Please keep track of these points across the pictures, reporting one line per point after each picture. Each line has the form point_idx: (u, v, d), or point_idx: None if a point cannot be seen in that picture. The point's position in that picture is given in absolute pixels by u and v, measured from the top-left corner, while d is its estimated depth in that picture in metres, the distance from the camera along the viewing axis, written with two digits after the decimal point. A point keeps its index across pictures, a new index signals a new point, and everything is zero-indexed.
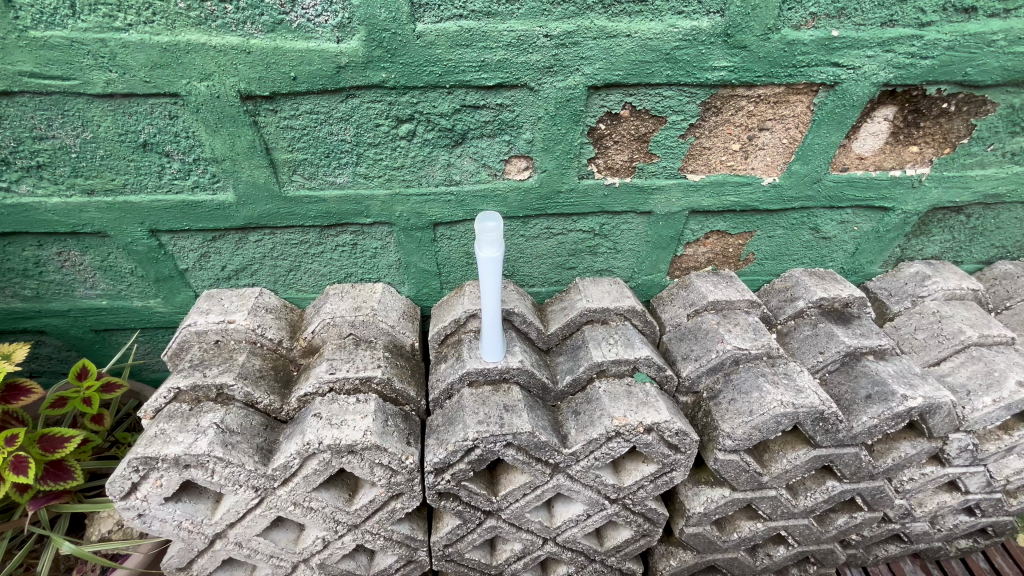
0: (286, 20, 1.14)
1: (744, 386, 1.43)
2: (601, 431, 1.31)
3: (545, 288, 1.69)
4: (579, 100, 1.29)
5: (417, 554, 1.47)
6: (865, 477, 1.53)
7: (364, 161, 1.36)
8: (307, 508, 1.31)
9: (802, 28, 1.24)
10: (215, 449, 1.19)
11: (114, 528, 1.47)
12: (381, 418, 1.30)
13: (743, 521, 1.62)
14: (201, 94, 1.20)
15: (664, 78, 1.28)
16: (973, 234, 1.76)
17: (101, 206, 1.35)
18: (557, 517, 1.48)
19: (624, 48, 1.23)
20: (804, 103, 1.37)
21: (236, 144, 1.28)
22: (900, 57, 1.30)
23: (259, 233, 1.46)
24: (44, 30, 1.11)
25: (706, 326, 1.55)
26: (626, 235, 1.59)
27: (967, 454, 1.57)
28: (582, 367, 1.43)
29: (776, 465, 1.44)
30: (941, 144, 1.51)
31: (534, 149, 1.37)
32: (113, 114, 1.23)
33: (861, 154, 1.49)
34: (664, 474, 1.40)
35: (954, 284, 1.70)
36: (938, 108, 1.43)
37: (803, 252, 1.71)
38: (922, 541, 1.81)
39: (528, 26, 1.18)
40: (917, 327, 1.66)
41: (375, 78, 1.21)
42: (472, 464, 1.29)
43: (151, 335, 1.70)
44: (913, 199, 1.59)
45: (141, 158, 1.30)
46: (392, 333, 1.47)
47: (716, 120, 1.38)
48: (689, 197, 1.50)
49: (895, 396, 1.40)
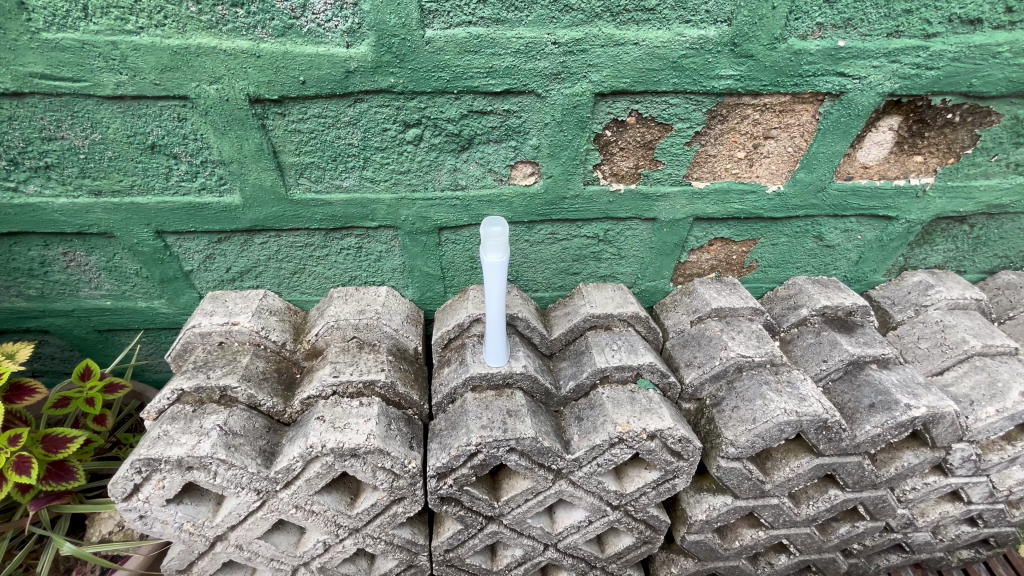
0: (296, 25, 1.14)
1: (748, 394, 1.43)
2: (604, 438, 1.31)
3: (548, 293, 1.69)
4: (585, 107, 1.30)
5: (418, 559, 1.47)
6: (867, 486, 1.53)
7: (370, 165, 1.36)
8: (308, 512, 1.31)
9: (808, 38, 1.25)
10: (218, 452, 1.19)
11: (115, 529, 1.47)
12: (384, 422, 1.30)
13: (744, 529, 1.61)
14: (210, 97, 1.20)
15: (670, 86, 1.28)
16: (976, 243, 1.77)
17: (108, 207, 1.36)
18: (558, 523, 1.48)
19: (631, 56, 1.23)
20: (809, 112, 1.38)
21: (243, 147, 1.29)
22: (905, 68, 1.30)
23: (265, 235, 1.46)
24: (55, 32, 1.11)
25: (709, 333, 1.55)
26: (630, 242, 1.59)
27: (970, 465, 1.57)
28: (585, 372, 1.43)
29: (779, 474, 1.44)
30: (945, 154, 1.51)
31: (540, 155, 1.38)
32: (122, 116, 1.23)
33: (865, 164, 1.50)
34: (666, 481, 1.40)
35: (957, 294, 1.70)
36: (943, 118, 1.43)
37: (807, 260, 1.71)
38: (924, 551, 1.81)
39: (537, 34, 1.19)
40: (920, 336, 1.67)
41: (384, 83, 1.22)
42: (475, 468, 1.29)
43: (155, 336, 1.70)
44: (917, 209, 1.60)
45: (149, 159, 1.30)
46: (396, 336, 1.47)
47: (721, 128, 1.39)
48: (693, 204, 1.51)
49: (898, 406, 1.40)
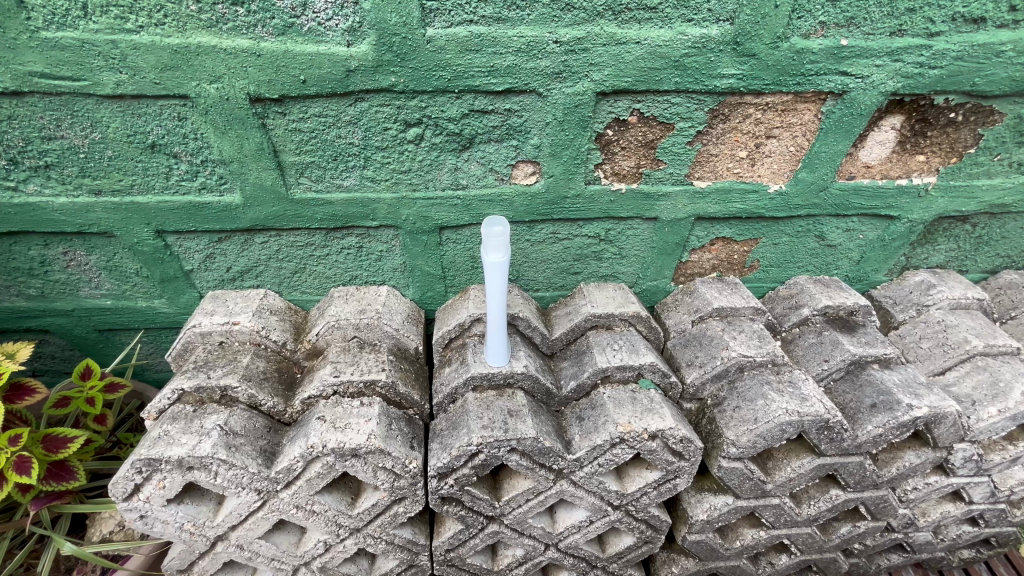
0: (296, 24, 1.14)
1: (749, 394, 1.43)
2: (606, 438, 1.30)
3: (549, 292, 1.69)
4: (587, 106, 1.29)
5: (419, 558, 1.47)
6: (868, 486, 1.52)
7: (371, 164, 1.36)
8: (309, 512, 1.31)
9: (811, 37, 1.24)
10: (218, 452, 1.19)
11: (115, 529, 1.47)
12: (385, 422, 1.30)
13: (745, 529, 1.61)
14: (210, 96, 1.20)
15: (672, 86, 1.28)
16: (978, 243, 1.76)
17: (108, 207, 1.35)
18: (559, 523, 1.48)
19: (633, 55, 1.23)
20: (812, 111, 1.37)
21: (244, 146, 1.28)
22: (908, 67, 1.30)
23: (265, 235, 1.46)
24: (54, 31, 1.11)
25: (711, 333, 1.55)
26: (631, 241, 1.59)
27: (971, 465, 1.57)
28: (586, 372, 1.43)
29: (781, 474, 1.44)
30: (947, 153, 1.51)
31: (541, 154, 1.37)
32: (122, 115, 1.23)
33: (867, 163, 1.49)
34: (667, 481, 1.40)
35: (959, 293, 1.70)
36: (945, 117, 1.43)
37: (808, 260, 1.71)
38: (925, 551, 1.80)
39: (538, 33, 1.19)
40: (922, 336, 1.66)
41: (384, 81, 1.21)
42: (476, 469, 1.29)
43: (155, 335, 1.69)
44: (919, 209, 1.59)
45: (149, 159, 1.30)
46: (397, 336, 1.47)
47: (723, 127, 1.38)
48: (695, 204, 1.50)
49: (900, 406, 1.40)
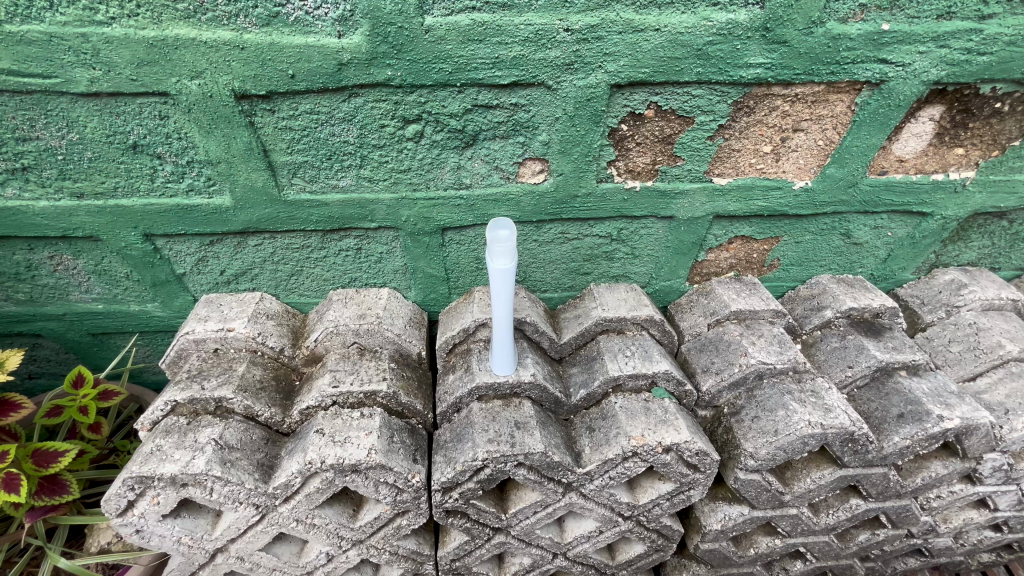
0: (282, 13, 1.05)
1: (769, 404, 1.36)
2: (617, 451, 1.25)
3: (557, 293, 1.61)
4: (600, 99, 1.20)
5: (424, 567, 1.43)
6: (891, 495, 1.46)
7: (368, 163, 1.27)
8: (309, 525, 1.26)
9: (849, 21, 1.13)
10: (213, 468, 1.14)
11: (113, 539, 1.43)
12: (386, 434, 1.24)
13: (760, 537, 1.56)
14: (192, 93, 1.11)
15: (693, 76, 1.18)
16: (1014, 239, 1.66)
17: (92, 210, 1.28)
18: (568, 533, 1.42)
19: (651, 43, 1.13)
20: (844, 102, 1.27)
21: (231, 146, 1.20)
22: (955, 53, 1.19)
23: (259, 237, 1.39)
24: (20, 24, 1.02)
25: (728, 337, 1.47)
26: (645, 241, 1.50)
27: (1000, 474, 1.49)
28: (597, 381, 1.36)
29: (799, 484, 1.38)
30: (989, 146, 1.40)
31: (550, 151, 1.28)
32: (99, 114, 1.15)
33: (901, 157, 1.39)
34: (680, 492, 1.34)
35: (992, 294, 1.60)
36: (990, 107, 1.32)
37: (833, 258, 1.61)
38: (943, 555, 1.74)
39: (548, 20, 1.08)
40: (952, 339, 1.57)
41: (380, 76, 1.12)
42: (481, 483, 1.24)
43: (152, 338, 1.64)
44: (955, 205, 1.49)
45: (132, 160, 1.22)
46: (398, 342, 1.40)
47: (747, 121, 1.28)
48: (714, 201, 1.41)
49: (930, 417, 1.32)
